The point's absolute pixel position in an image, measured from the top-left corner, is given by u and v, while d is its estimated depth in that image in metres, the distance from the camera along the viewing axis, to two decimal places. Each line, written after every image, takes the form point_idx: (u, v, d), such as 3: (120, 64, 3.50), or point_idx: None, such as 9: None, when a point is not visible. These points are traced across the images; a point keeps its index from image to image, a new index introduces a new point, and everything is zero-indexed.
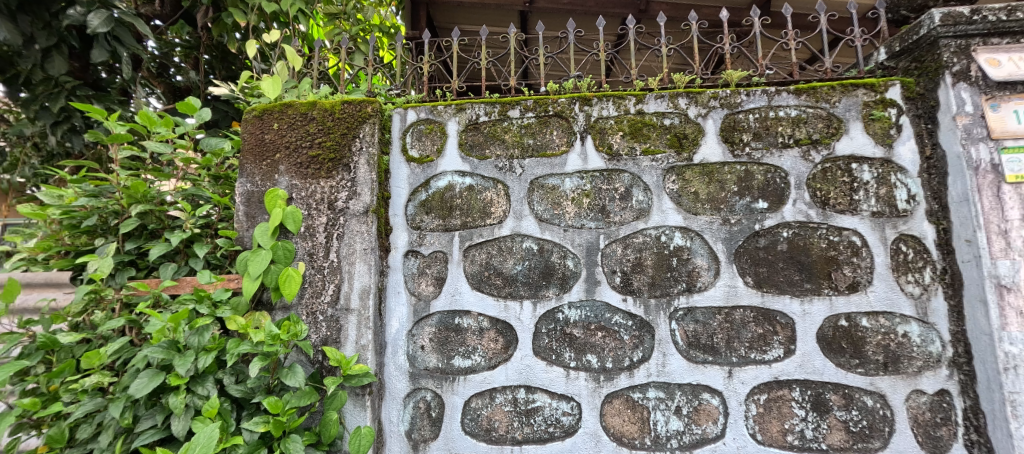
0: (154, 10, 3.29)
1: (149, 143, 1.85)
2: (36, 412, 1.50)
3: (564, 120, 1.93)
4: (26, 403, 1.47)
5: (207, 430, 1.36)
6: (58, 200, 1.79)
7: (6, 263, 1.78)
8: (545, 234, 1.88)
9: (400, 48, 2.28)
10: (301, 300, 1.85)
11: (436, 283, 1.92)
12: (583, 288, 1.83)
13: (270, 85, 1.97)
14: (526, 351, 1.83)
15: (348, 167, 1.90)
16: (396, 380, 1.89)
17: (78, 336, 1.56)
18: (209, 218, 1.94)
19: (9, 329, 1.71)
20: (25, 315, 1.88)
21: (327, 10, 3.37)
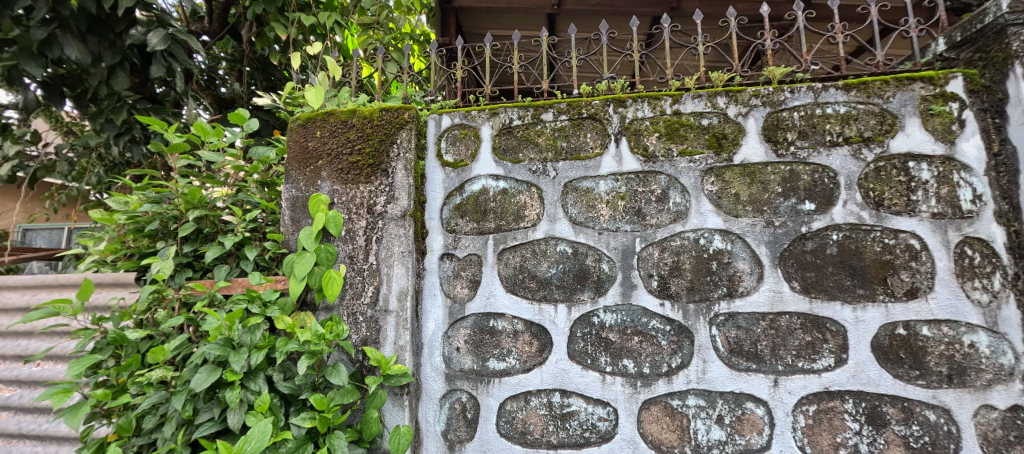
0: (203, 26, 3.50)
1: (203, 152, 1.97)
2: (108, 402, 1.62)
3: (597, 122, 1.91)
4: (99, 393, 1.59)
5: (261, 425, 1.44)
6: (124, 206, 1.93)
7: (81, 265, 2.00)
8: (580, 237, 1.87)
9: (433, 55, 2.32)
10: (342, 301, 1.91)
11: (471, 286, 1.94)
12: (618, 292, 1.80)
13: (314, 95, 2.06)
14: (561, 355, 1.82)
15: (386, 172, 1.95)
16: (432, 381, 1.93)
17: (144, 332, 1.68)
18: (258, 222, 2.04)
19: (83, 325, 1.86)
20: (97, 313, 1.97)
21: (362, 20, 3.49)
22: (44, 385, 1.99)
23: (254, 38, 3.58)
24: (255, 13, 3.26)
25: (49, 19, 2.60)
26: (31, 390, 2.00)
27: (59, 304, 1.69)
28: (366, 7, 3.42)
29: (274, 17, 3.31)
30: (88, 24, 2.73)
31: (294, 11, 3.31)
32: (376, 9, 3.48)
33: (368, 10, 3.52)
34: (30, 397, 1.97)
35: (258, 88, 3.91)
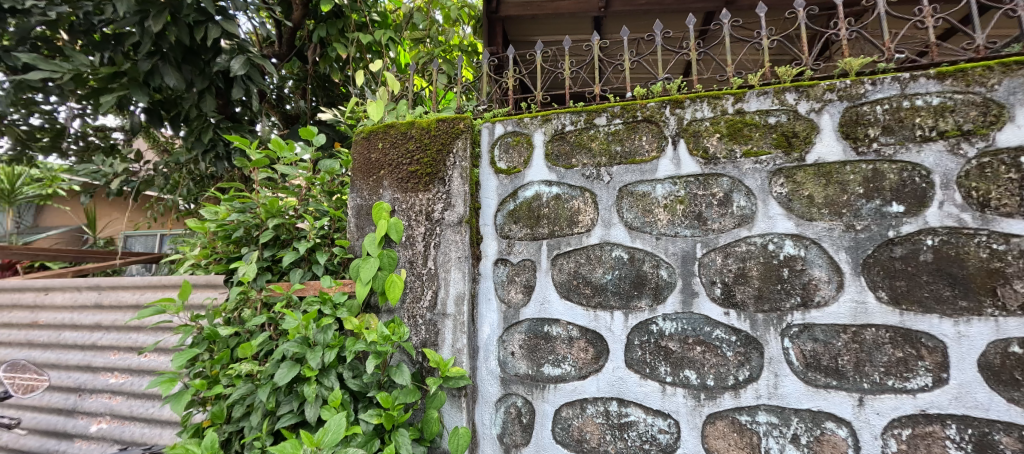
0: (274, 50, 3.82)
1: (279, 165, 2.13)
2: (205, 391, 1.78)
3: (653, 125, 1.87)
4: (197, 383, 1.75)
5: (336, 419, 1.52)
6: (215, 215, 2.14)
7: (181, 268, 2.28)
8: (636, 242, 1.82)
9: (484, 66, 2.36)
10: (403, 304, 1.99)
11: (526, 291, 1.95)
12: (679, 299, 1.74)
13: (376, 109, 2.18)
14: (618, 363, 1.78)
15: (443, 180, 2.01)
16: (488, 384, 1.95)
17: (232, 329, 1.83)
18: (327, 230, 2.18)
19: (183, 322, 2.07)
20: (195, 311, 2.13)
21: (414, 35, 3.70)
22: (151, 374, 2.25)
23: (319, 58, 3.84)
24: (318, 35, 3.52)
25: (151, 52, 2.95)
26: (141, 378, 2.26)
27: (165, 302, 1.89)
28: (417, 22, 3.65)
29: (335, 39, 3.56)
30: (182, 54, 3.06)
31: (352, 32, 3.57)
32: (426, 23, 3.67)
33: (419, 26, 3.72)
34: (141, 384, 2.23)
35: (321, 104, 4.17)
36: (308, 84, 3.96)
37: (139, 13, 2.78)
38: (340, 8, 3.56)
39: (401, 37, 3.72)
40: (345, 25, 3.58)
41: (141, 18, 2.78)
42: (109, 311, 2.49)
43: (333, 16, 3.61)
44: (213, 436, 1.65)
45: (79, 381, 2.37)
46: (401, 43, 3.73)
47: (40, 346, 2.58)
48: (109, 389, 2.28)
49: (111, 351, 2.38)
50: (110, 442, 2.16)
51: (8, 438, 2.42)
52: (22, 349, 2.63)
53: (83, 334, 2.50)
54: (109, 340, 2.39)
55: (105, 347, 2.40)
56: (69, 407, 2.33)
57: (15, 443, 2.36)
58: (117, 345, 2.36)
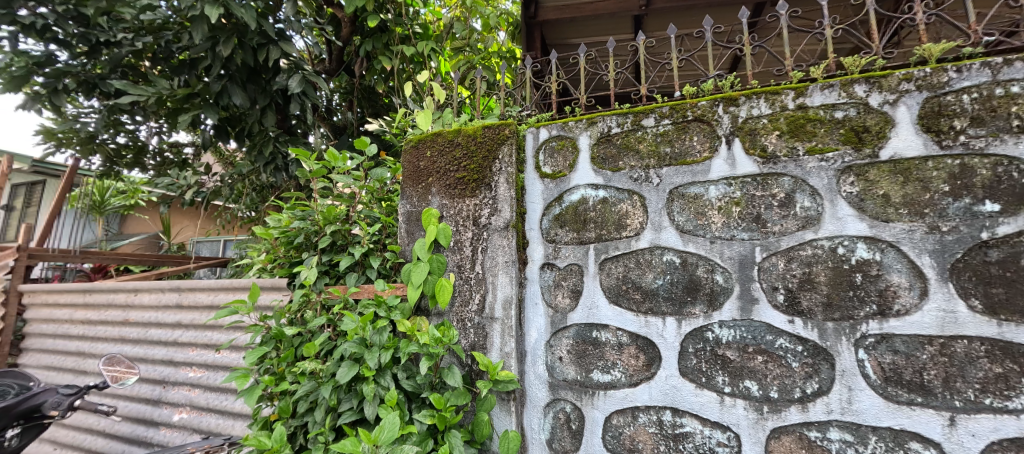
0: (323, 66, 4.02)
1: (336, 176, 2.24)
2: (273, 387, 1.89)
3: (705, 124, 1.80)
4: (267, 379, 1.86)
5: (392, 417, 1.58)
6: (278, 223, 2.29)
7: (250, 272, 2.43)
8: (689, 246, 1.76)
9: (526, 71, 2.36)
10: (452, 307, 2.02)
11: (573, 296, 1.92)
12: (736, 306, 1.65)
13: (423, 118, 2.24)
14: (671, 371, 1.72)
15: (489, 186, 2.04)
16: (536, 389, 1.93)
17: (297, 330, 1.93)
18: (380, 235, 2.26)
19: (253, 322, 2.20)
20: (263, 312, 2.26)
21: (454, 45, 3.78)
22: (225, 370, 2.43)
23: (365, 71, 4.02)
24: (366, 49, 3.73)
25: (220, 73, 3.20)
26: (216, 372, 2.45)
27: (238, 303, 2.02)
28: (458, 31, 3.70)
29: (381, 52, 3.75)
30: (246, 74, 3.30)
31: (397, 44, 3.71)
32: (466, 32, 3.73)
33: (458, 35, 3.78)
34: (216, 379, 2.42)
35: (366, 115, 4.31)
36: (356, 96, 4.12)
37: (210, 39, 3.02)
38: (385, 22, 3.73)
39: (442, 47, 3.81)
40: (389, 38, 3.75)
41: (212, 44, 3.03)
42: (188, 310, 2.67)
43: (379, 30, 3.78)
44: (281, 431, 1.74)
45: (164, 374, 2.61)
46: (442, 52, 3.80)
47: (131, 342, 2.85)
48: (188, 382, 2.50)
49: (190, 347, 2.59)
50: (191, 431, 2.40)
51: (107, 423, 2.71)
52: (116, 344, 2.92)
53: (166, 331, 2.73)
54: (188, 337, 2.59)
55: (184, 344, 2.61)
56: (155, 397, 2.60)
57: (111, 428, 2.65)
58: (194, 342, 2.56)
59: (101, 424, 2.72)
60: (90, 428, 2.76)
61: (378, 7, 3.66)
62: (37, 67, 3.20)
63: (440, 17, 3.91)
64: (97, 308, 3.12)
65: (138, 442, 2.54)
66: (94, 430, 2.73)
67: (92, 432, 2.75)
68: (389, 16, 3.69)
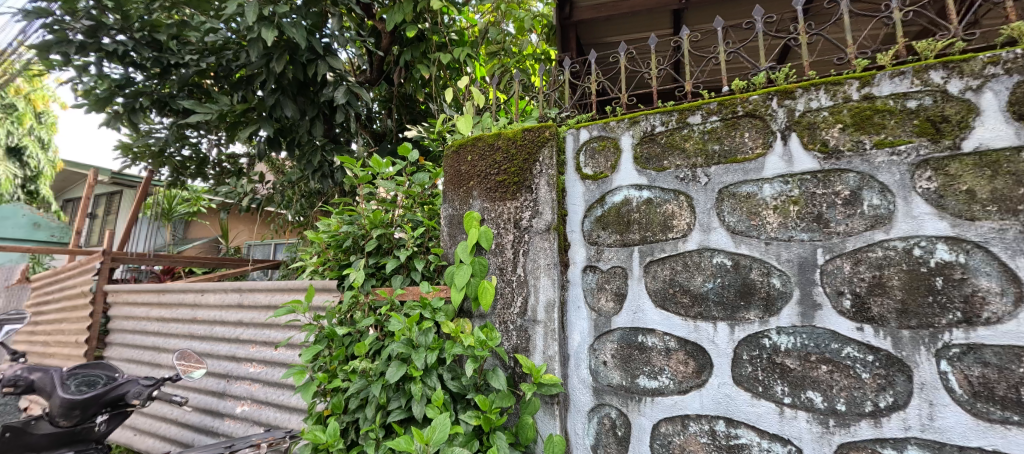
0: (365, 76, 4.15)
1: (380, 182, 2.30)
2: (327, 384, 1.96)
3: (757, 120, 1.71)
4: (321, 376, 1.94)
5: (442, 418, 1.60)
6: (328, 227, 2.38)
7: (304, 273, 2.54)
8: (741, 248, 1.67)
9: (564, 72, 2.34)
10: (495, 309, 2.02)
11: (617, 299, 1.87)
12: (796, 311, 1.55)
13: (464, 123, 2.26)
14: (724, 379, 1.64)
15: (530, 188, 2.03)
16: (580, 393, 1.89)
17: (347, 330, 1.99)
18: (424, 238, 2.30)
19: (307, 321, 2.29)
20: (318, 312, 2.37)
21: (489, 49, 3.84)
22: (281, 366, 2.55)
23: (403, 79, 4.12)
24: (405, 58, 3.84)
25: (274, 88, 3.38)
26: (274, 369, 2.57)
27: (294, 303, 2.11)
28: (492, 36, 3.76)
29: (419, 61, 3.86)
30: (297, 88, 3.47)
31: (434, 53, 3.80)
32: (501, 36, 3.80)
33: (493, 40, 3.84)
34: (274, 375, 2.54)
35: (405, 122, 4.40)
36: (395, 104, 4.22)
37: (266, 57, 3.20)
38: (423, 32, 3.86)
39: (477, 52, 3.85)
40: (427, 47, 3.84)
41: (266, 61, 3.21)
42: (248, 309, 2.82)
43: (417, 40, 3.91)
44: (335, 426, 1.81)
45: (228, 369, 2.79)
46: (478, 58, 3.84)
47: (198, 338, 3.06)
48: (249, 377, 2.66)
49: (250, 344, 2.74)
50: (252, 423, 2.55)
51: (178, 413, 2.92)
52: (186, 340, 3.14)
53: (228, 329, 2.90)
54: (248, 335, 2.74)
55: (245, 341, 2.77)
56: (220, 390, 2.79)
57: (182, 417, 2.86)
58: (254, 339, 2.70)
59: (173, 414, 2.93)
60: (164, 417, 2.98)
61: (416, 17, 3.75)
62: (118, 88, 3.50)
63: (474, 24, 3.97)
64: (169, 306, 3.36)
65: (207, 431, 2.74)
66: (167, 419, 2.94)
67: (165, 421, 2.97)
68: (426, 25, 3.77)
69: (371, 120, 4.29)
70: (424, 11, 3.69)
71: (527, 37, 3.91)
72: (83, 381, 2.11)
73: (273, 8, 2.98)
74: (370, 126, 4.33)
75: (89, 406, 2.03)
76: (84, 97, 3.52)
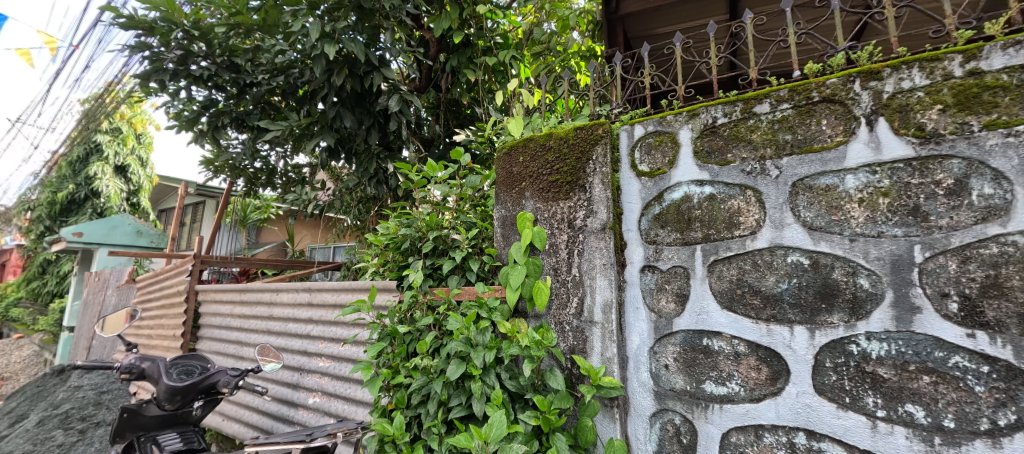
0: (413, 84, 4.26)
1: (435, 185, 2.35)
2: (390, 379, 2.02)
3: (836, 105, 1.56)
4: (385, 372, 2.00)
5: (500, 415, 1.61)
6: (387, 230, 2.47)
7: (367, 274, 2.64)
8: (820, 246, 1.54)
9: (616, 67, 2.26)
10: (550, 310, 1.99)
11: (678, 300, 1.78)
12: (889, 315, 1.40)
13: (515, 125, 2.25)
14: (803, 388, 1.51)
15: (584, 187, 1.98)
16: (641, 397, 1.82)
17: (407, 329, 2.04)
18: (478, 239, 2.32)
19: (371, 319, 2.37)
20: (381, 311, 2.46)
21: (534, 50, 3.91)
22: (348, 361, 2.67)
23: (450, 85, 4.19)
24: (452, 65, 3.92)
25: (334, 101, 3.55)
26: (341, 363, 2.70)
27: (360, 302, 2.19)
28: (536, 36, 3.81)
29: (466, 66, 3.94)
30: (354, 99, 3.63)
31: (480, 57, 3.84)
32: (545, 36, 3.83)
33: (538, 39, 3.84)
34: (342, 369, 2.67)
35: (451, 127, 4.45)
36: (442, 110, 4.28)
37: (327, 72, 3.37)
38: (468, 38, 3.91)
39: (522, 53, 3.84)
40: (473, 52, 3.89)
41: (328, 76, 3.38)
42: (317, 308, 2.98)
43: (463, 46, 3.96)
44: (400, 420, 1.86)
45: (301, 363, 2.97)
46: (522, 59, 3.84)
47: (274, 334, 3.28)
48: (319, 371, 2.81)
49: (320, 340, 2.89)
50: (323, 414, 2.69)
51: (258, 402, 3.15)
52: (263, 335, 3.38)
53: (300, 325, 3.08)
54: (318, 331, 2.90)
55: (315, 337, 2.93)
56: (294, 382, 2.97)
57: (263, 406, 3.09)
58: (323, 336, 2.85)
59: (254, 402, 3.17)
60: (246, 405, 3.23)
61: (462, 23, 3.81)
62: (203, 109, 3.84)
63: (518, 26, 4.03)
64: (248, 304, 3.63)
65: (283, 420, 2.93)
66: (249, 407, 3.19)
67: (247, 409, 3.21)
68: (472, 30, 3.82)
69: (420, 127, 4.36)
70: (469, 17, 3.74)
71: (572, 35, 3.80)
72: (183, 370, 2.33)
73: (334, 26, 3.15)
74: (421, 132, 4.44)
75: (188, 392, 2.23)
76: (175, 119, 3.90)
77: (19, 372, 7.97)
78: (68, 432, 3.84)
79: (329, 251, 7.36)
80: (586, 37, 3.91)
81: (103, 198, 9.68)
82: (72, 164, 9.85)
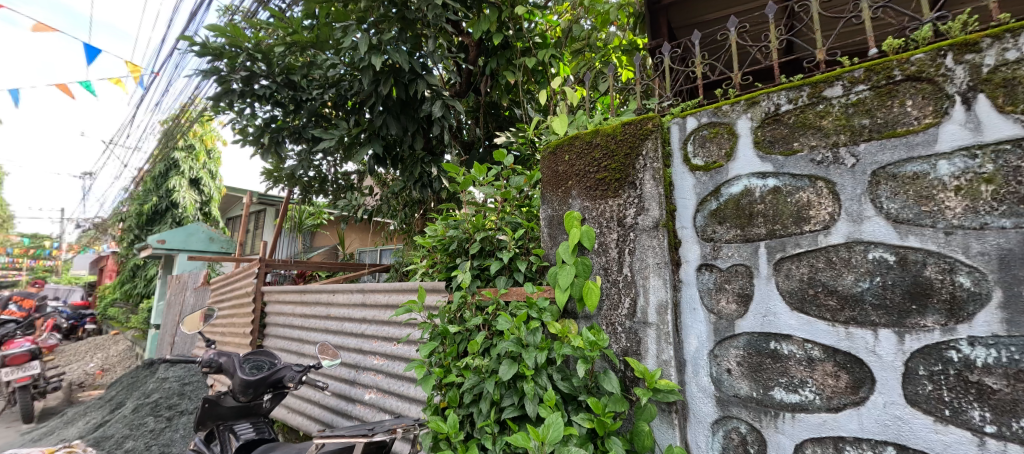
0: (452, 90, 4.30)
1: (480, 187, 2.34)
2: (443, 379, 2.03)
3: (924, 83, 1.41)
4: (437, 371, 2.01)
5: (556, 418, 1.58)
6: (434, 232, 2.50)
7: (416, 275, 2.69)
8: (908, 240, 1.38)
9: (665, 58, 2.14)
10: (601, 311, 1.93)
11: (740, 301, 1.67)
12: (997, 317, 1.23)
13: (559, 123, 2.20)
14: (891, 398, 1.37)
15: (634, 184, 1.90)
16: (702, 403, 1.71)
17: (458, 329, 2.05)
18: (525, 239, 2.29)
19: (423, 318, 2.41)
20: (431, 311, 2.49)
21: (574, 47, 3.75)
22: (400, 360, 2.73)
23: (490, 88, 4.19)
24: (491, 67, 3.93)
25: (381, 110, 3.66)
26: (395, 362, 2.77)
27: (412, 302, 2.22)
28: (576, 33, 3.68)
29: (505, 68, 3.93)
30: (400, 107, 3.72)
31: (519, 58, 3.81)
32: (585, 32, 3.70)
33: (577, 36, 3.75)
34: (395, 367, 2.73)
35: (492, 130, 4.45)
36: (482, 113, 4.28)
37: (374, 83, 3.48)
38: (507, 39, 3.90)
39: (561, 52, 3.78)
40: (512, 54, 3.87)
41: (375, 86, 3.49)
42: (370, 308, 3.07)
43: (501, 49, 3.94)
44: (454, 418, 1.86)
45: (357, 360, 3.07)
46: (562, 58, 3.80)
47: (332, 332, 3.42)
48: (374, 368, 2.89)
49: (374, 338, 2.98)
50: (378, 410, 2.77)
51: (319, 396, 3.30)
52: (322, 334, 3.54)
53: (355, 325, 3.19)
54: (372, 330, 2.99)
55: (370, 336, 3.02)
56: (351, 378, 3.09)
57: (323, 401, 3.23)
58: (377, 335, 2.94)
59: (315, 397, 3.33)
60: (308, 400, 3.39)
61: (501, 26, 3.80)
62: (264, 125, 4.08)
63: (556, 25, 3.93)
64: (307, 304, 3.81)
65: (342, 415, 3.04)
66: (311, 401, 3.35)
67: (309, 403, 3.37)
68: (511, 32, 3.80)
69: (459, 131, 4.38)
70: (507, 19, 3.72)
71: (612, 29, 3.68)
72: (254, 365, 2.46)
73: (380, 38, 3.24)
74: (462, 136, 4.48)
75: (259, 386, 2.36)
76: (240, 134, 4.17)
77: (117, 364, 8.87)
78: (158, 419, 4.20)
79: (377, 254, 7.59)
80: (627, 31, 3.76)
81: (181, 209, 10.56)
82: (154, 178, 10.82)
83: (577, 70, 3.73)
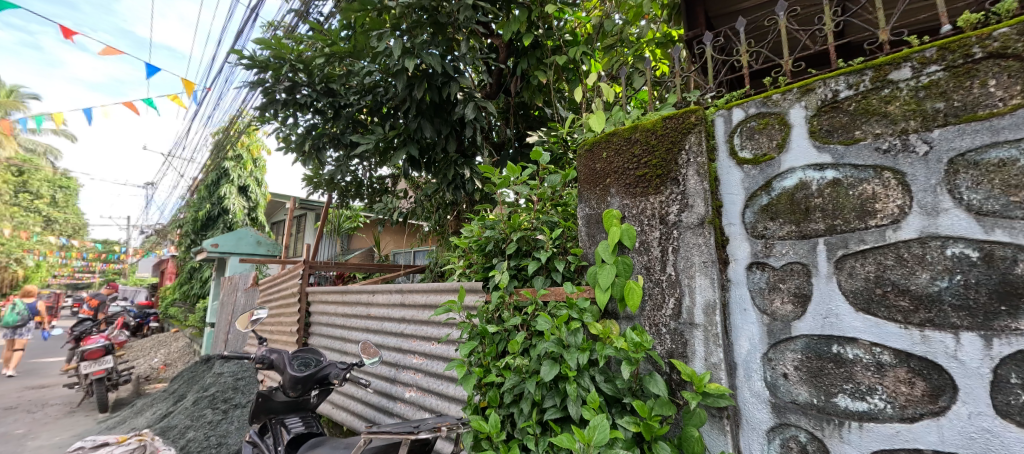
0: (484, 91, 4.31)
1: (515, 187, 2.32)
2: (482, 378, 2.02)
3: (1009, 60, 1.27)
4: (477, 370, 2.01)
5: (602, 420, 1.54)
6: (471, 233, 2.51)
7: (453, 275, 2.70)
8: (994, 234, 1.25)
9: (706, 48, 2.05)
10: (643, 311, 1.86)
11: (797, 301, 1.57)
12: None
13: (596, 120, 2.15)
14: (976, 408, 1.24)
15: (676, 180, 1.83)
16: (756, 409, 1.62)
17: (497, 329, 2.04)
18: (562, 238, 2.26)
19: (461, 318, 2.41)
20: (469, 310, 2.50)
21: (605, 42, 3.62)
22: (439, 359, 2.76)
23: (521, 89, 4.17)
24: (522, 68, 3.91)
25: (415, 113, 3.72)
26: (434, 361, 2.80)
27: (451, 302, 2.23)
28: (607, 29, 3.59)
29: (535, 67, 3.89)
30: (434, 110, 3.77)
31: (550, 57, 3.77)
32: (616, 27, 3.56)
33: (609, 32, 3.64)
34: (434, 366, 2.76)
35: (522, 130, 4.42)
36: (513, 113, 4.26)
37: (408, 87, 3.54)
38: (537, 39, 3.87)
39: (592, 48, 3.70)
40: (543, 53, 3.83)
41: (409, 90, 3.55)
42: (409, 308, 3.12)
43: (532, 48, 3.91)
44: (495, 418, 1.84)
45: (397, 359, 3.13)
46: (593, 54, 3.72)
47: (372, 331, 3.50)
48: (414, 367, 2.94)
49: (413, 338, 3.02)
50: (419, 407, 2.81)
51: (362, 393, 3.39)
52: (363, 333, 3.63)
53: (394, 324, 3.25)
54: (411, 330, 3.04)
55: (409, 335, 3.07)
56: (392, 377, 3.14)
57: (366, 398, 3.31)
58: (416, 334, 2.98)
59: (359, 393, 3.42)
60: (351, 396, 3.49)
61: (531, 25, 3.77)
62: (305, 132, 4.23)
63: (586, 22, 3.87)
64: (348, 304, 3.91)
65: (384, 411, 3.11)
66: (355, 398, 3.44)
67: (352, 400, 3.47)
68: (541, 32, 3.78)
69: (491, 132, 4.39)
70: (537, 18, 3.70)
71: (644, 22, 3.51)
72: (302, 362, 2.55)
73: (414, 43, 3.28)
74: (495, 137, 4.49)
75: (307, 382, 2.44)
76: (283, 142, 4.35)
77: (178, 359, 9.46)
78: (215, 411, 4.43)
79: (410, 256, 7.72)
80: (660, 24, 3.66)
81: (231, 214, 11.15)
82: (208, 186, 11.49)
83: (608, 66, 3.60)
